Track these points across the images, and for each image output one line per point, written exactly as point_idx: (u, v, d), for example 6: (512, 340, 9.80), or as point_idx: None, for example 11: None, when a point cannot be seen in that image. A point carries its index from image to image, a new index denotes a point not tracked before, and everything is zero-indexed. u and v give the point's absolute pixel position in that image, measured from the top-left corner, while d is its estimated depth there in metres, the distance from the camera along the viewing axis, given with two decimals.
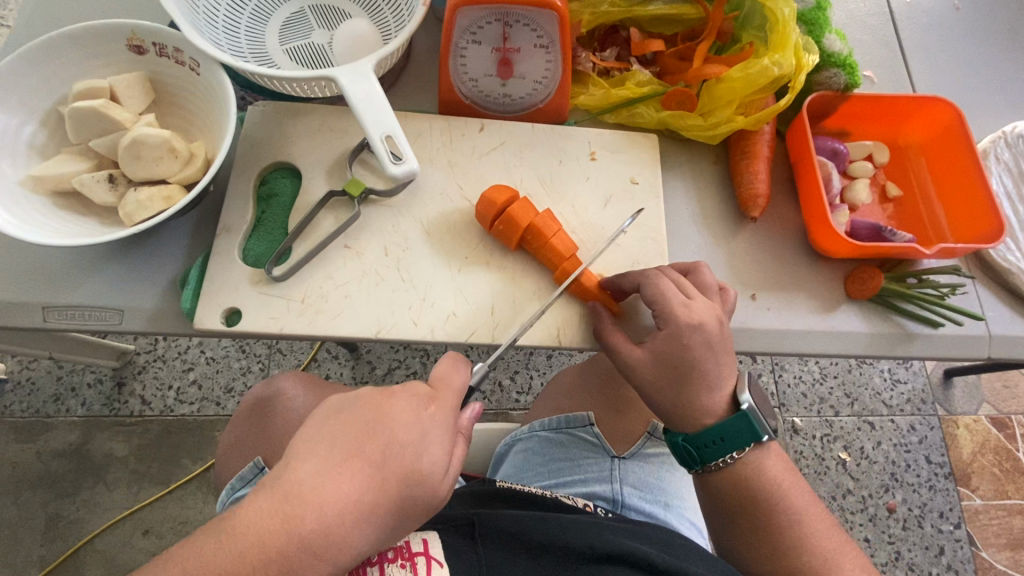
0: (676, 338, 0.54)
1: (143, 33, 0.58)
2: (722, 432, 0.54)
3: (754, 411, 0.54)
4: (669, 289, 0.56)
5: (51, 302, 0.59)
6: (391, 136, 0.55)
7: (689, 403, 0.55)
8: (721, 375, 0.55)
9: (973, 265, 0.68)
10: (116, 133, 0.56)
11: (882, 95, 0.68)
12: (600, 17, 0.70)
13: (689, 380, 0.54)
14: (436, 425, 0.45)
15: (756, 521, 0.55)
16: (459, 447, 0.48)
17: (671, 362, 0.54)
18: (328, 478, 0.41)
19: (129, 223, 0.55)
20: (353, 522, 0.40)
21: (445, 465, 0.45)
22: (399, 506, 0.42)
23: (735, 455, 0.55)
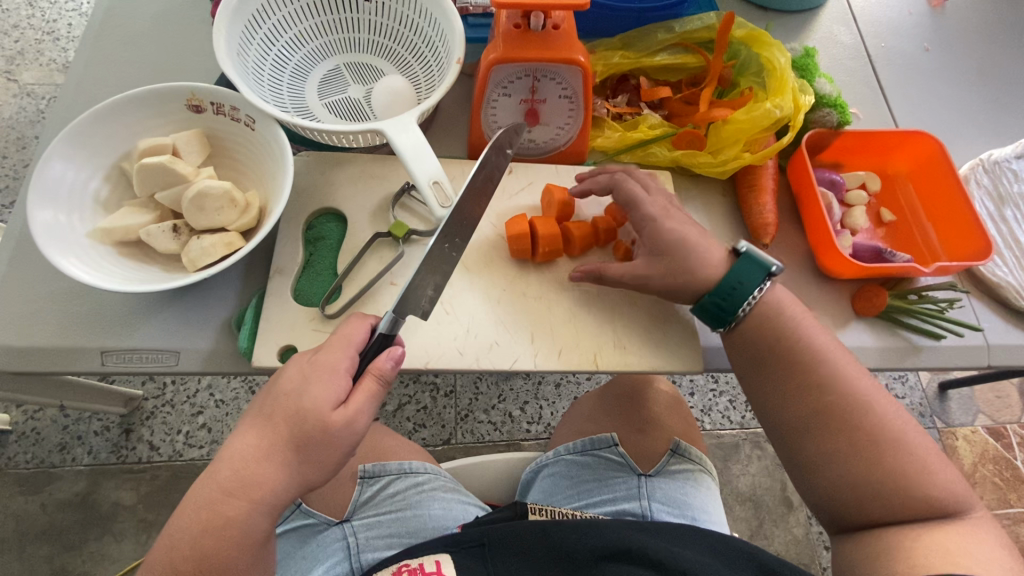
0: (658, 226, 0.62)
1: (203, 94, 0.63)
2: (737, 278, 0.60)
3: (751, 249, 0.60)
4: (636, 190, 0.65)
5: (109, 346, 0.61)
6: (438, 182, 0.60)
7: (696, 270, 0.60)
8: (702, 239, 0.62)
9: (966, 280, 0.74)
10: (179, 186, 0.60)
11: (870, 130, 0.75)
12: (612, 68, 0.77)
13: (686, 252, 0.61)
14: (314, 371, 0.51)
15: (795, 391, 0.57)
16: (368, 385, 0.51)
17: (670, 248, 0.61)
18: (241, 430, 0.51)
19: (192, 268, 0.59)
20: (265, 465, 0.49)
21: (334, 401, 0.50)
22: (296, 439, 0.49)
23: (755, 295, 0.60)
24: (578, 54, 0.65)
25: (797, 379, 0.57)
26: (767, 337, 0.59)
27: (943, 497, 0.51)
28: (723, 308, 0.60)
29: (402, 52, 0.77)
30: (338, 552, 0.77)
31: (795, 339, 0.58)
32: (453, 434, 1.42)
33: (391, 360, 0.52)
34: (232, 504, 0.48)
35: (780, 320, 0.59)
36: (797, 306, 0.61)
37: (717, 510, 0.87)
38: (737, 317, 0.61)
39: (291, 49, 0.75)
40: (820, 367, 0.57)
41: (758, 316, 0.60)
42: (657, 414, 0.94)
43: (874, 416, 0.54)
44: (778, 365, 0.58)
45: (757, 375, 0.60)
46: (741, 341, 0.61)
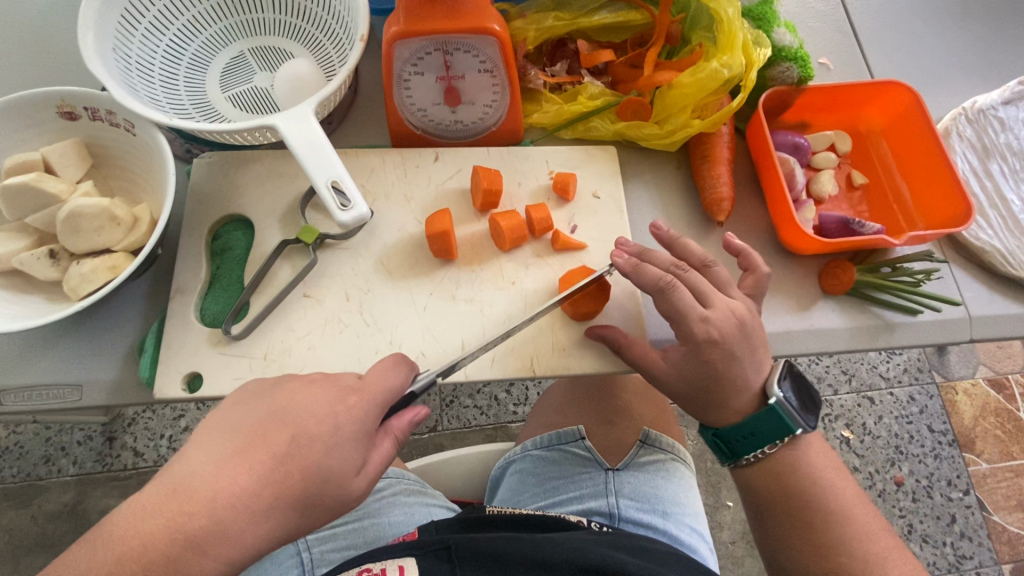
0: (696, 352, 0.54)
1: (73, 99, 0.56)
2: (755, 427, 0.56)
3: (784, 405, 0.55)
4: (687, 304, 0.54)
5: (6, 385, 0.57)
6: (338, 180, 0.53)
7: (716, 408, 0.56)
8: (748, 376, 0.55)
9: (946, 247, 0.67)
10: (53, 206, 0.54)
11: (836, 84, 0.67)
12: (545, 32, 0.69)
13: (718, 389, 0.54)
14: (353, 422, 0.44)
15: (811, 527, 0.54)
16: (383, 446, 0.46)
17: (694, 375, 0.55)
18: (225, 466, 0.40)
19: (75, 297, 0.53)
20: (247, 514, 0.39)
21: (357, 465, 0.44)
22: (304, 499, 0.41)
23: (767, 449, 0.56)
24: (492, 22, 0.57)
25: (808, 524, 0.54)
26: (787, 496, 0.55)
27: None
28: (729, 448, 0.57)
29: (313, 31, 0.69)
30: (292, 568, 0.73)
31: (812, 499, 0.55)
32: (439, 420, 1.39)
33: (416, 420, 0.48)
34: (199, 564, 0.38)
35: (803, 479, 0.55)
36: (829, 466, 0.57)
37: (691, 500, 0.83)
38: (743, 459, 0.57)
39: (186, 38, 0.67)
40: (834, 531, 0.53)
41: (773, 471, 0.56)
42: (628, 401, 0.89)
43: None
44: (781, 510, 0.56)
45: (757, 505, 0.57)
46: (749, 488, 0.58)
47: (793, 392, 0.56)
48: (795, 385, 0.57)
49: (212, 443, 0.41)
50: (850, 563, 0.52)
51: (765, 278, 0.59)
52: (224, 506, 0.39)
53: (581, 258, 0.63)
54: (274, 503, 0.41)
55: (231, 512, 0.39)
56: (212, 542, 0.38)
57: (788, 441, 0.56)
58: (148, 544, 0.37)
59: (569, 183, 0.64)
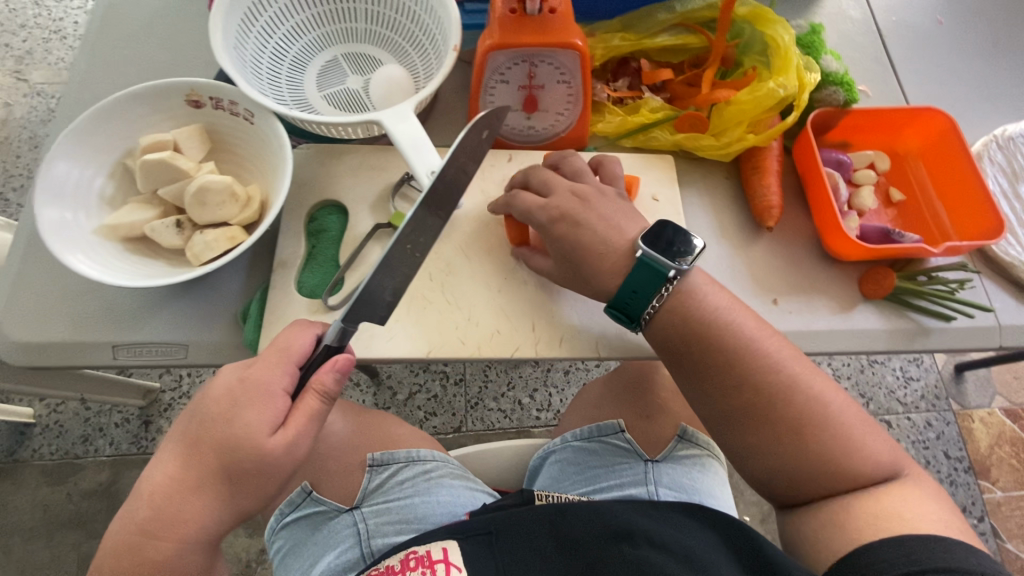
0: (569, 218, 0.60)
1: (202, 89, 0.63)
2: (635, 285, 0.58)
3: (650, 255, 0.56)
4: (532, 200, 0.62)
5: (120, 341, 0.63)
6: (436, 171, 0.60)
7: (591, 266, 0.59)
8: (611, 223, 0.60)
9: (978, 260, 0.72)
10: (182, 182, 0.61)
11: (878, 108, 0.73)
12: (612, 50, 0.76)
13: (586, 254, 0.59)
14: (263, 390, 0.52)
15: (722, 363, 0.56)
16: (308, 402, 0.52)
17: (569, 257, 0.61)
18: (168, 463, 0.52)
19: (196, 263, 0.60)
20: (185, 494, 0.50)
21: (272, 426, 0.51)
22: (228, 467, 0.50)
23: (655, 301, 0.58)
24: (576, 37, 0.64)
25: (719, 374, 0.56)
26: (687, 339, 0.57)
27: (866, 469, 0.53)
28: (626, 314, 0.60)
29: (401, 41, 0.77)
30: (348, 538, 0.78)
31: (717, 337, 0.56)
32: (464, 421, 1.43)
33: (337, 372, 0.53)
34: (154, 545, 0.49)
35: (702, 316, 0.57)
36: (715, 290, 0.59)
37: (724, 495, 0.87)
38: (641, 320, 0.59)
39: (289, 41, 0.75)
40: (746, 366, 0.55)
41: (672, 310, 0.58)
42: (664, 400, 0.94)
43: (797, 396, 0.54)
44: (694, 355, 0.57)
45: (670, 354, 0.58)
46: (658, 343, 0.59)
47: (671, 237, 0.57)
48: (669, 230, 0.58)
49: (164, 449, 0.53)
50: (758, 377, 0.55)
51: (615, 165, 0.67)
52: (161, 492, 0.50)
53: None
54: (200, 480, 0.50)
55: (174, 495, 0.50)
56: (163, 527, 0.49)
57: (674, 286, 0.57)
58: (126, 536, 0.49)
59: (632, 187, 0.71)
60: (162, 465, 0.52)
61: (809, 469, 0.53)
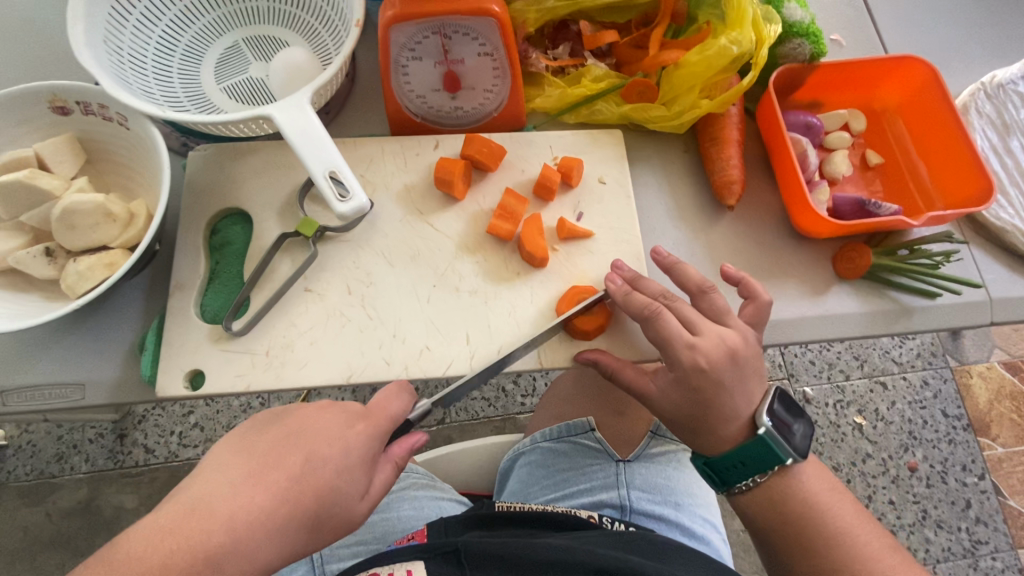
0: (683, 378, 0.51)
1: (64, 93, 0.55)
2: (745, 456, 0.52)
3: (773, 434, 0.50)
4: (672, 331, 0.52)
5: (8, 385, 0.56)
6: (335, 171, 0.52)
7: (706, 437, 0.52)
8: (740, 404, 0.52)
9: (965, 227, 0.64)
10: (47, 203, 0.53)
11: (849, 61, 0.64)
12: (546, 13, 0.66)
13: (707, 414, 0.51)
14: (359, 448, 0.43)
15: (813, 567, 0.50)
16: (385, 473, 0.45)
17: (682, 402, 0.51)
18: (242, 488, 0.39)
19: (72, 295, 0.52)
20: (253, 539, 0.38)
21: (361, 489, 0.43)
22: (313, 522, 0.40)
23: (758, 477, 0.52)
24: (492, 3, 0.55)
25: (792, 539, 0.51)
26: (776, 517, 0.52)
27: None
28: (717, 476, 0.53)
29: (307, 19, 0.67)
30: (302, 565, 0.72)
31: (806, 519, 0.51)
32: (447, 413, 1.38)
33: (414, 445, 0.47)
34: None
35: (799, 504, 0.51)
36: (820, 479, 0.53)
37: (703, 491, 0.82)
38: (733, 488, 0.54)
39: (178, 29, 0.66)
40: (826, 552, 0.50)
41: (765, 501, 0.52)
42: None
43: None
44: (778, 532, 0.52)
45: (756, 550, 0.54)
46: (746, 515, 0.54)
47: (786, 419, 0.52)
48: (786, 410, 0.53)
49: (221, 466, 0.40)
50: None
51: (766, 306, 0.55)
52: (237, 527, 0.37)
53: (592, 247, 0.61)
54: (280, 522, 0.39)
55: (245, 523, 0.38)
56: (222, 554, 0.36)
57: (780, 469, 0.52)
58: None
59: (574, 167, 0.62)
60: (229, 483, 0.39)
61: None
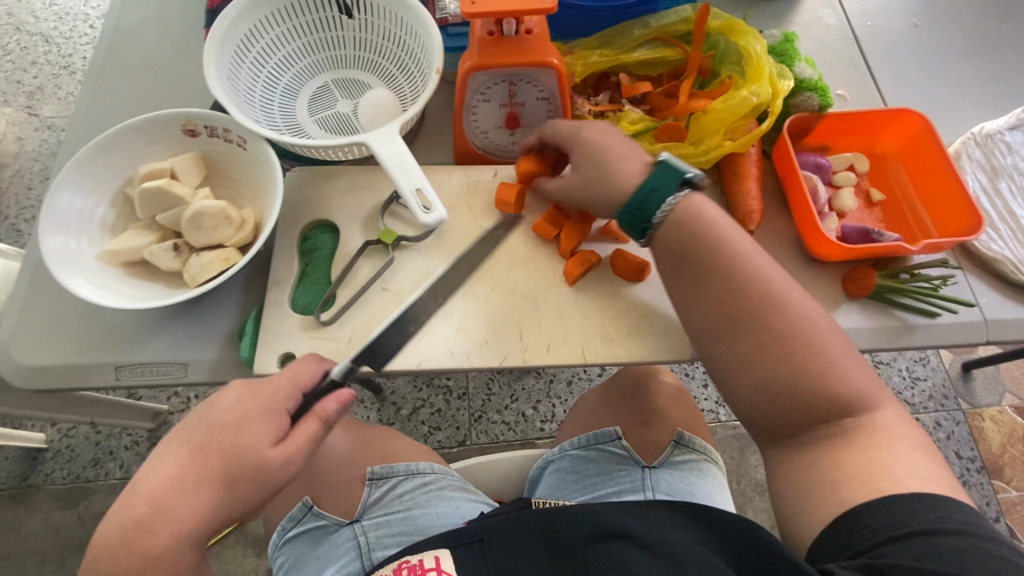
0: (590, 148, 0.64)
1: (197, 119, 0.66)
2: (653, 185, 0.60)
3: (672, 160, 0.61)
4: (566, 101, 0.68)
5: (122, 361, 0.65)
6: (421, 189, 0.63)
7: (611, 167, 0.63)
8: (624, 147, 0.64)
9: (960, 256, 0.73)
10: (178, 207, 0.64)
11: (854, 111, 0.75)
12: (592, 67, 0.78)
13: (603, 160, 0.63)
14: (259, 405, 0.54)
15: (714, 284, 0.57)
16: (308, 425, 0.54)
17: (588, 168, 0.64)
18: (165, 460, 0.52)
19: (193, 284, 0.62)
20: (184, 497, 0.50)
21: (272, 439, 0.53)
22: (227, 473, 0.51)
23: (669, 203, 0.60)
24: (551, 56, 0.67)
25: (710, 283, 0.58)
26: (682, 237, 0.59)
27: (848, 393, 0.52)
28: (636, 214, 0.61)
29: (388, 65, 0.79)
30: (351, 550, 0.76)
31: (706, 243, 0.58)
32: (468, 435, 1.43)
33: (339, 403, 0.55)
34: (150, 537, 0.49)
35: (701, 226, 0.59)
36: (718, 212, 0.60)
37: (724, 499, 0.87)
38: (649, 227, 0.61)
39: (281, 69, 0.78)
40: (731, 266, 0.57)
41: (676, 227, 0.60)
42: (662, 407, 0.94)
43: (779, 306, 0.55)
44: (690, 261, 0.59)
45: (669, 283, 0.61)
46: (660, 244, 0.61)
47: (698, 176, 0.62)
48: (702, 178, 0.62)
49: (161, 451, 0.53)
50: (749, 295, 0.55)
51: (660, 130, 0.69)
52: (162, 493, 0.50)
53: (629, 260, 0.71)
54: (201, 481, 0.51)
55: (168, 495, 0.51)
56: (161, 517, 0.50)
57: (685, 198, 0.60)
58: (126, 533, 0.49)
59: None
60: (160, 465, 0.52)
61: (769, 364, 0.53)
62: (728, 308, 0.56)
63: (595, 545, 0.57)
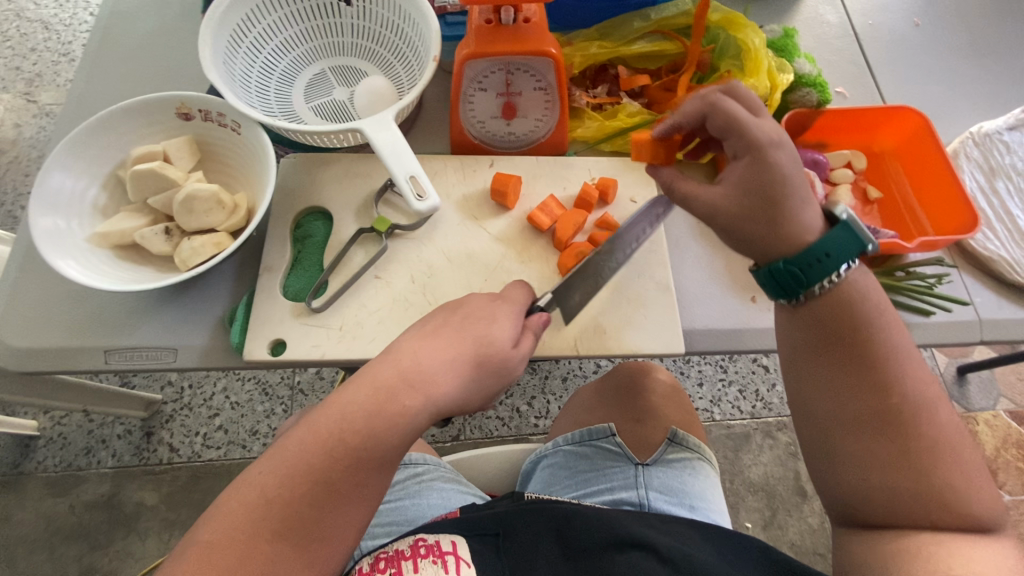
0: (756, 181, 0.51)
1: (190, 102, 0.65)
2: (829, 247, 0.51)
3: (854, 219, 0.52)
4: (741, 111, 0.52)
5: (111, 345, 0.64)
6: (414, 176, 0.62)
7: (786, 220, 0.51)
8: (806, 189, 0.52)
9: (956, 255, 0.73)
10: (171, 191, 0.63)
11: (852, 108, 0.74)
12: (590, 58, 0.77)
13: (780, 203, 0.51)
14: (414, 362, 0.49)
15: (858, 376, 0.51)
16: (529, 339, 0.56)
17: (751, 206, 0.51)
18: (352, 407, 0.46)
19: (183, 268, 0.62)
20: (432, 402, 0.48)
21: (512, 339, 0.53)
22: (474, 371, 0.50)
23: (836, 275, 0.52)
24: (549, 46, 0.66)
25: (859, 371, 0.51)
26: (834, 318, 0.52)
27: (971, 522, 0.47)
28: (801, 275, 0.52)
29: (385, 53, 0.79)
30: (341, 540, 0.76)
31: (866, 330, 0.51)
32: (462, 430, 1.42)
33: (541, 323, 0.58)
34: (368, 464, 0.45)
35: (864, 312, 0.52)
36: (881, 302, 0.53)
37: (717, 497, 0.87)
38: (804, 291, 0.53)
39: (278, 55, 0.78)
40: (881, 364, 0.51)
41: (832, 302, 0.52)
42: (655, 403, 0.94)
43: (927, 420, 0.49)
44: (843, 344, 0.52)
45: (794, 354, 0.55)
46: (804, 318, 0.54)
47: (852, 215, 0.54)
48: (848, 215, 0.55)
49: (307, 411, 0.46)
50: (902, 403, 0.49)
51: None
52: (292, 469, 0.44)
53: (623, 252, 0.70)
54: (444, 385, 0.48)
55: (298, 472, 0.44)
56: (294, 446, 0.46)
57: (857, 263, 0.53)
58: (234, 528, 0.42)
59: (610, 189, 0.72)
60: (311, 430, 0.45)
61: (899, 467, 0.48)
62: (878, 406, 0.50)
63: (610, 553, 0.58)
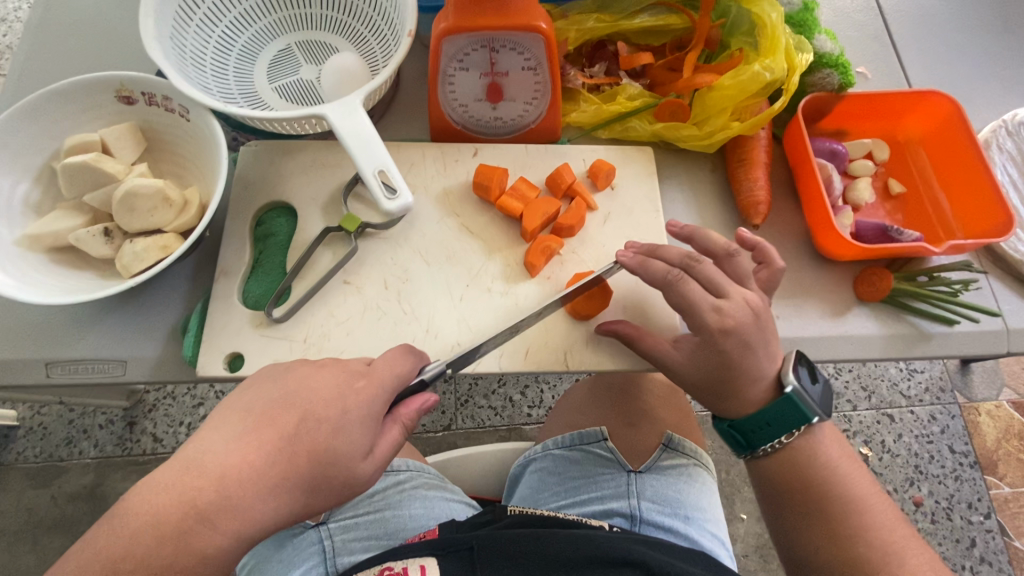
0: (711, 354, 0.54)
1: (131, 84, 0.58)
2: (771, 417, 0.55)
3: (800, 393, 0.54)
4: (696, 295, 0.54)
5: (54, 357, 0.58)
6: (384, 170, 0.55)
7: (733, 397, 0.55)
8: (762, 363, 0.54)
9: (984, 258, 0.66)
10: (110, 186, 0.56)
11: (876, 93, 0.67)
12: (586, 34, 0.69)
13: (733, 378, 0.54)
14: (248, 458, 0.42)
15: (825, 528, 0.54)
16: (394, 432, 0.47)
17: (707, 368, 0.54)
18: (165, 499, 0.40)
19: (126, 274, 0.55)
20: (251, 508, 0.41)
21: (366, 449, 0.45)
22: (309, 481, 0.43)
23: (784, 438, 0.56)
24: (539, 20, 0.58)
25: (823, 524, 0.54)
26: (791, 471, 0.55)
27: None
28: (744, 439, 0.57)
29: (358, 27, 0.71)
30: (314, 556, 0.69)
31: (821, 482, 0.55)
32: (453, 419, 1.37)
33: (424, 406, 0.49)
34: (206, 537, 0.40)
35: (820, 468, 0.55)
36: (837, 447, 0.57)
37: (713, 506, 0.82)
38: (758, 450, 0.57)
39: (236, 30, 0.69)
40: (844, 513, 0.53)
41: (789, 462, 0.56)
42: (651, 404, 0.89)
43: (894, 563, 0.51)
44: (804, 500, 0.55)
45: (765, 508, 0.58)
46: (766, 479, 0.57)
47: (808, 380, 0.55)
48: (810, 374, 0.56)
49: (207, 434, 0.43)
50: (866, 552, 0.52)
51: (779, 272, 0.58)
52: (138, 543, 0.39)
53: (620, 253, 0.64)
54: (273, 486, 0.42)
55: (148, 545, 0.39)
56: (221, 515, 0.41)
57: (805, 429, 0.56)
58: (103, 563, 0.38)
59: (601, 173, 0.65)
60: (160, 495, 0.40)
61: None
62: (848, 556, 0.52)
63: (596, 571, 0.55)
